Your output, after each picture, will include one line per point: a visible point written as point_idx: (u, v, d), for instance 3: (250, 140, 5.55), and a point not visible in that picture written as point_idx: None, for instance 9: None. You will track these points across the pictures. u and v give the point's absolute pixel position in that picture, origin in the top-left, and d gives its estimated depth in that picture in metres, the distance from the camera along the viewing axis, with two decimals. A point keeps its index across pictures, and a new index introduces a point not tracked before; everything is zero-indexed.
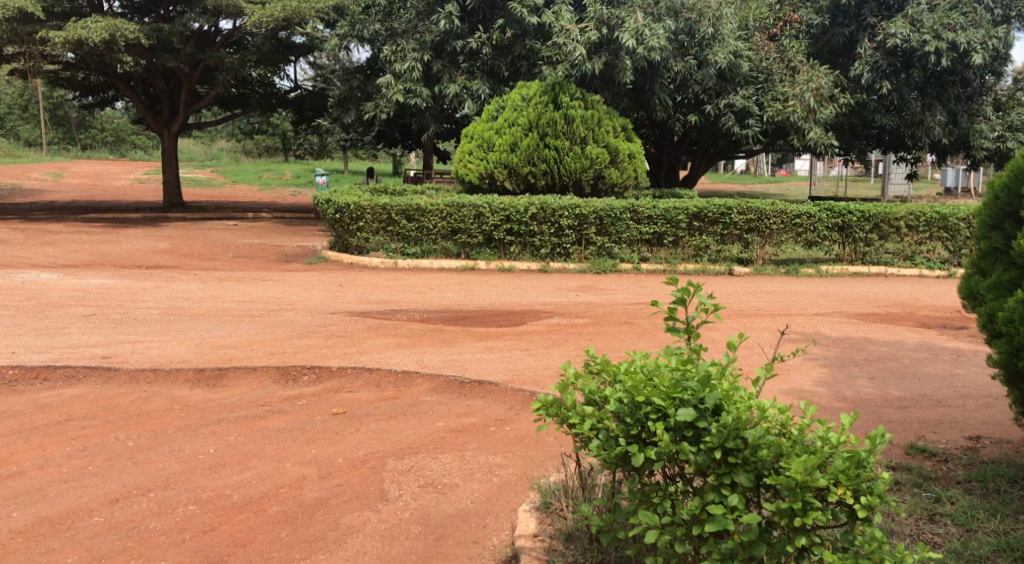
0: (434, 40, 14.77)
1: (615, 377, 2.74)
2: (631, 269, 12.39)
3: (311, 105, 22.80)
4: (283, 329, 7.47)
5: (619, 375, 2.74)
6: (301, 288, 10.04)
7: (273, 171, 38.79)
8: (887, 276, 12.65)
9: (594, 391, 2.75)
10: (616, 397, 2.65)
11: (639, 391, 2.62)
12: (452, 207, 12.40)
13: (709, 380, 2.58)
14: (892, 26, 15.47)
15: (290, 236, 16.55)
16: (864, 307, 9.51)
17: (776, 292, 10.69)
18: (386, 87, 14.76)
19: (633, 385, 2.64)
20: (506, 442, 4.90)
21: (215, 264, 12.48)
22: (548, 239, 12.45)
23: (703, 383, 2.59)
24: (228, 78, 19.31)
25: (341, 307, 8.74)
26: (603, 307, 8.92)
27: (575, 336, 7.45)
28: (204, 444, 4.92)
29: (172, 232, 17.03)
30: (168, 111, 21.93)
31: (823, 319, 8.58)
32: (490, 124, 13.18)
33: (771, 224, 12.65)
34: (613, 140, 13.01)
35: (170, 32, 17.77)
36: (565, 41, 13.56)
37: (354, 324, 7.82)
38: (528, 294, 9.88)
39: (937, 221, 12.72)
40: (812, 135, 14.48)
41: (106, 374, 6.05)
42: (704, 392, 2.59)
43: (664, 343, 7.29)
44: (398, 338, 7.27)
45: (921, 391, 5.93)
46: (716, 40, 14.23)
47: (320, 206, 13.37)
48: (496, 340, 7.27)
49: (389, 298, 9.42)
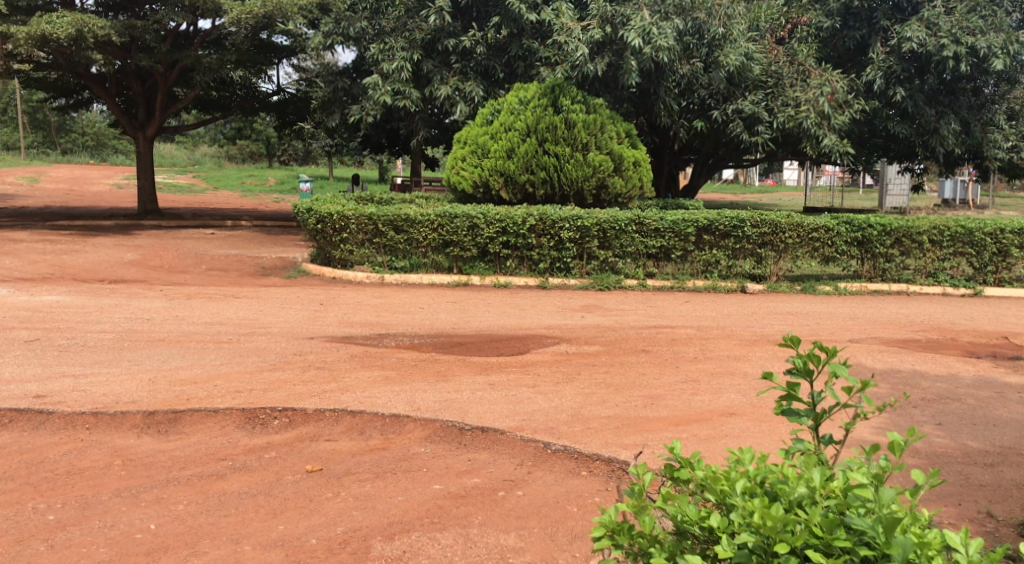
0: (425, 38, 13.89)
1: (731, 502, 2.27)
2: (636, 286, 11.50)
3: (294, 110, 21.88)
4: (253, 360, 6.51)
5: (730, 502, 2.27)
6: (277, 307, 9.07)
7: (257, 177, 37.74)
8: (908, 294, 11.80)
9: (700, 521, 2.27)
10: (744, 540, 2.16)
11: (775, 537, 2.15)
12: (444, 217, 11.49)
13: (893, 522, 2.10)
14: (908, 29, 14.73)
15: (268, 247, 15.56)
16: (900, 332, 8.64)
17: (798, 313, 9.80)
18: (373, 88, 13.80)
19: (771, 526, 2.15)
20: (521, 516, 3.99)
21: (186, 278, 11.49)
22: (547, 252, 11.52)
23: (883, 527, 2.11)
24: (206, 79, 18.35)
25: (320, 331, 7.79)
26: (613, 332, 8.00)
27: (588, 369, 6.52)
28: (146, 515, 3.97)
29: (144, 242, 16.00)
30: (144, 113, 20.91)
31: (860, 347, 7.69)
32: (485, 129, 12.28)
33: (786, 238, 11.80)
34: (617, 147, 12.10)
35: (143, 29, 16.81)
36: (567, 40, 12.79)
37: (335, 353, 6.86)
38: (529, 315, 8.96)
39: (962, 236, 11.90)
40: (826, 143, 13.74)
41: (35, 420, 5.07)
42: (885, 539, 2.11)
43: (691, 378, 6.38)
44: (385, 371, 6.32)
45: (1004, 443, 5.03)
46: (727, 41, 13.26)
47: (300, 216, 12.36)
48: (497, 373, 6.33)
49: (376, 319, 8.45)
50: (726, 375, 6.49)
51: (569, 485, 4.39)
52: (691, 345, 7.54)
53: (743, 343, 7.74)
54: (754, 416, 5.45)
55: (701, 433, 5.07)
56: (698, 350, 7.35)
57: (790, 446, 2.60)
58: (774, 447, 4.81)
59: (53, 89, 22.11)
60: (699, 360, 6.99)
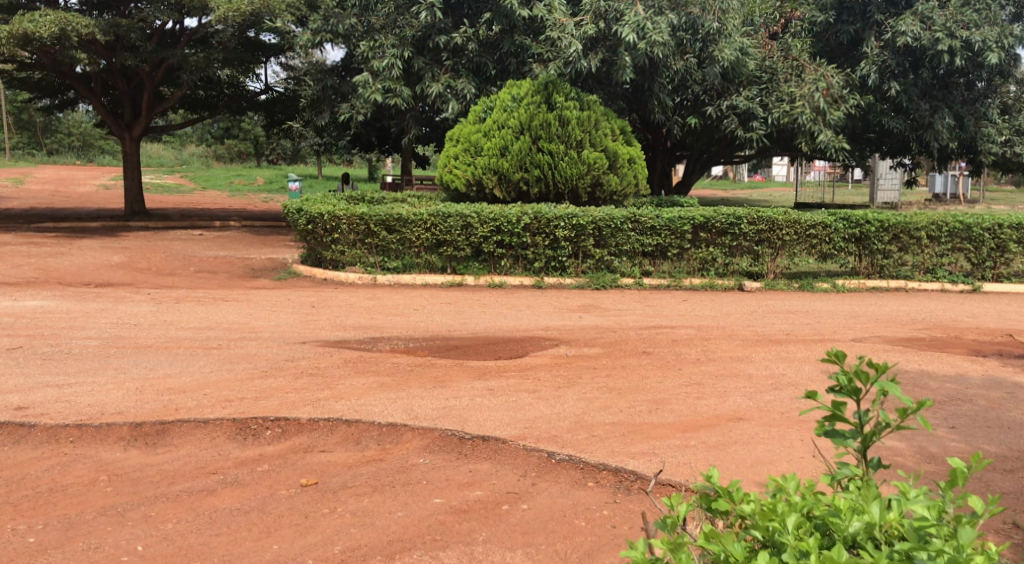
0: (416, 35, 13.68)
1: (783, 539, 2.10)
2: (633, 285, 11.34)
3: (282, 109, 21.62)
4: (243, 367, 6.30)
5: (781, 539, 2.11)
6: (268, 310, 8.87)
7: (245, 177, 37.43)
8: (907, 291, 11.68)
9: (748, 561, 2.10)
10: None
11: None
12: (437, 216, 11.29)
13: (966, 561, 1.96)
14: (903, 23, 14.54)
15: (257, 248, 15.32)
16: (903, 330, 8.50)
17: (798, 311, 9.65)
18: (363, 86, 13.60)
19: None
20: (527, 533, 3.83)
21: (174, 281, 11.26)
22: (542, 252, 11.34)
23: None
24: (192, 78, 18.09)
25: (312, 335, 7.60)
26: (613, 333, 7.83)
27: (589, 372, 6.35)
28: (133, 535, 3.78)
29: (131, 244, 15.74)
30: (130, 113, 20.61)
31: (864, 347, 7.55)
32: (478, 126, 12.09)
33: (783, 235, 11.66)
34: (612, 144, 11.92)
35: (128, 27, 16.51)
36: (560, 36, 12.60)
37: (328, 358, 6.66)
38: (525, 316, 8.78)
39: (960, 231, 11.79)
40: (822, 138, 13.58)
41: (16, 434, 4.87)
42: None
43: (695, 381, 6.21)
44: (381, 377, 6.13)
45: (1021, 446, 4.88)
46: (722, 35, 13.06)
47: (289, 216, 12.12)
48: (496, 378, 6.15)
49: (369, 322, 8.26)
50: (730, 378, 6.32)
51: (575, 496, 4.22)
52: (693, 346, 7.38)
53: (746, 343, 7.57)
54: (763, 421, 5.28)
55: (710, 439, 4.90)
56: (701, 351, 7.18)
57: (836, 471, 2.47)
58: (786, 454, 4.65)
59: (37, 89, 21.77)
60: (702, 361, 6.82)
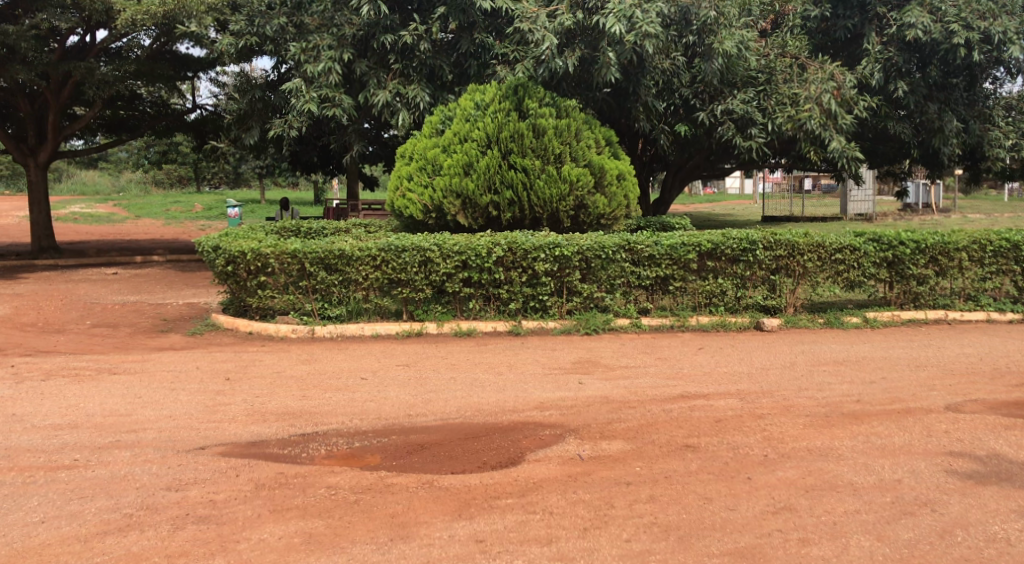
0: (356, 35, 11.58)
1: None
2: (629, 325, 9.27)
3: (213, 129, 19.38)
4: (96, 511, 4.11)
5: None
6: (166, 388, 6.63)
7: (182, 204, 34.80)
8: (950, 322, 9.76)
9: None
10: None
11: None
12: (388, 251, 9.16)
13: None
14: (911, 14, 12.78)
15: (175, 291, 12.96)
16: (1002, 388, 6.54)
17: (847, 361, 7.67)
18: (295, 96, 11.43)
19: None
20: None
21: (58, 342, 8.94)
22: (519, 290, 9.28)
23: None
24: (101, 95, 15.62)
25: (218, 433, 5.38)
26: (634, 413, 5.74)
27: (623, 495, 4.25)
28: None
29: (25, 290, 13.24)
30: (36, 136, 18.15)
31: (977, 422, 5.56)
32: (435, 140, 10.00)
33: (804, 261, 9.72)
34: (597, 157, 9.92)
35: (18, 35, 13.97)
36: (531, 29, 10.63)
37: (232, 481, 4.48)
38: (509, 384, 6.66)
39: (1007, 250, 9.97)
40: (833, 146, 11.75)
41: None
42: None
43: (781, 503, 4.16)
44: (310, 521, 3.99)
45: None
46: (719, 26, 11.28)
47: (205, 254, 9.83)
48: (487, 515, 4.03)
49: (299, 406, 6.04)
50: (830, 494, 4.28)
51: None
52: (749, 432, 5.31)
53: (817, 424, 5.53)
54: None
55: None
56: (766, 443, 5.10)
57: None
58: None
59: None
60: (774, 462, 4.75)
